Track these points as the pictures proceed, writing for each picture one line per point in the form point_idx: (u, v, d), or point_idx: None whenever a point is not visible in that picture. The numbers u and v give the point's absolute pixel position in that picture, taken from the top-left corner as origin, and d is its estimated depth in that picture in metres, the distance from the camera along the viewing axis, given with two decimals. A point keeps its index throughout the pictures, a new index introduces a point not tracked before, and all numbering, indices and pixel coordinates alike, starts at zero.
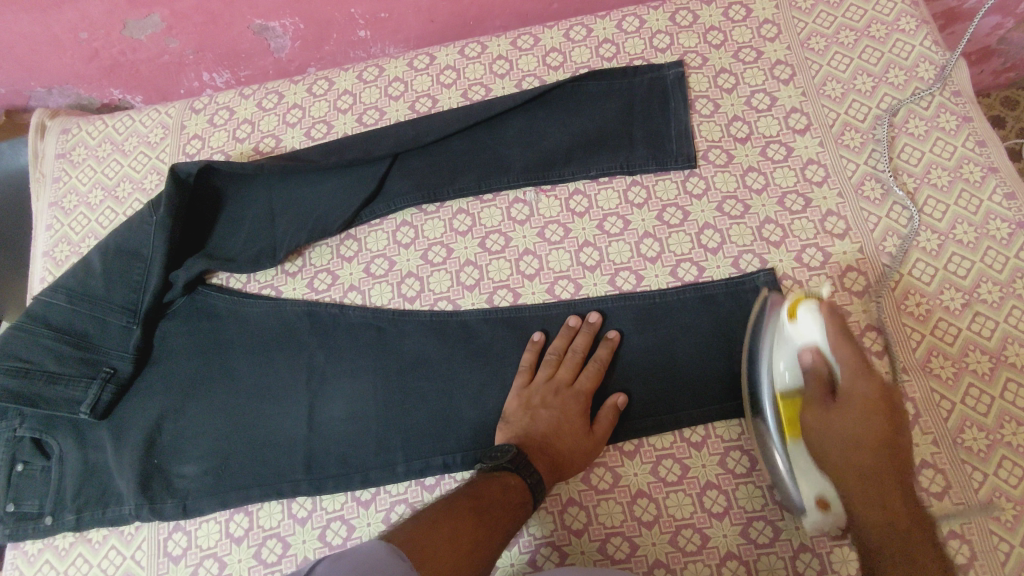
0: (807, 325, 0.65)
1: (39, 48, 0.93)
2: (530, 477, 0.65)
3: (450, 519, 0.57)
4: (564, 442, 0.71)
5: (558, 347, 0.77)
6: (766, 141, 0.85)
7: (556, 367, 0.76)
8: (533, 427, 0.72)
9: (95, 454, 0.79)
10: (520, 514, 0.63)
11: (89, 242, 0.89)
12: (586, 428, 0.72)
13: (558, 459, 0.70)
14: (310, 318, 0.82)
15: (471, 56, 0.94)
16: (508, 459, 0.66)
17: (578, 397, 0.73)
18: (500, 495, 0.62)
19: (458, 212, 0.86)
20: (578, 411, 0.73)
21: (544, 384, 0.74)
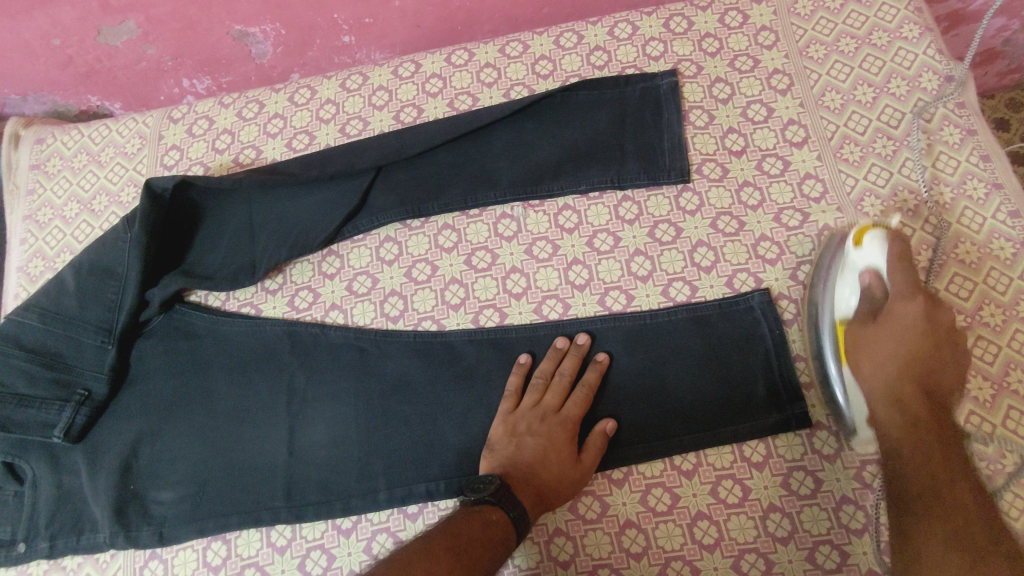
0: (871, 251, 0.69)
1: (11, 55, 0.90)
2: (513, 511, 0.63)
3: (422, 564, 0.55)
4: (551, 472, 0.69)
5: (545, 370, 0.74)
6: (762, 154, 0.82)
7: (543, 391, 0.73)
8: (518, 456, 0.69)
9: (70, 478, 0.77)
10: (502, 550, 0.61)
11: (64, 258, 0.87)
12: (574, 457, 0.70)
13: (544, 490, 0.68)
14: (290, 338, 0.80)
15: (459, 64, 0.91)
16: (491, 492, 0.64)
17: (566, 424, 0.71)
18: (480, 533, 0.60)
19: (443, 228, 0.84)
20: (566, 438, 0.70)
21: (531, 410, 0.72)
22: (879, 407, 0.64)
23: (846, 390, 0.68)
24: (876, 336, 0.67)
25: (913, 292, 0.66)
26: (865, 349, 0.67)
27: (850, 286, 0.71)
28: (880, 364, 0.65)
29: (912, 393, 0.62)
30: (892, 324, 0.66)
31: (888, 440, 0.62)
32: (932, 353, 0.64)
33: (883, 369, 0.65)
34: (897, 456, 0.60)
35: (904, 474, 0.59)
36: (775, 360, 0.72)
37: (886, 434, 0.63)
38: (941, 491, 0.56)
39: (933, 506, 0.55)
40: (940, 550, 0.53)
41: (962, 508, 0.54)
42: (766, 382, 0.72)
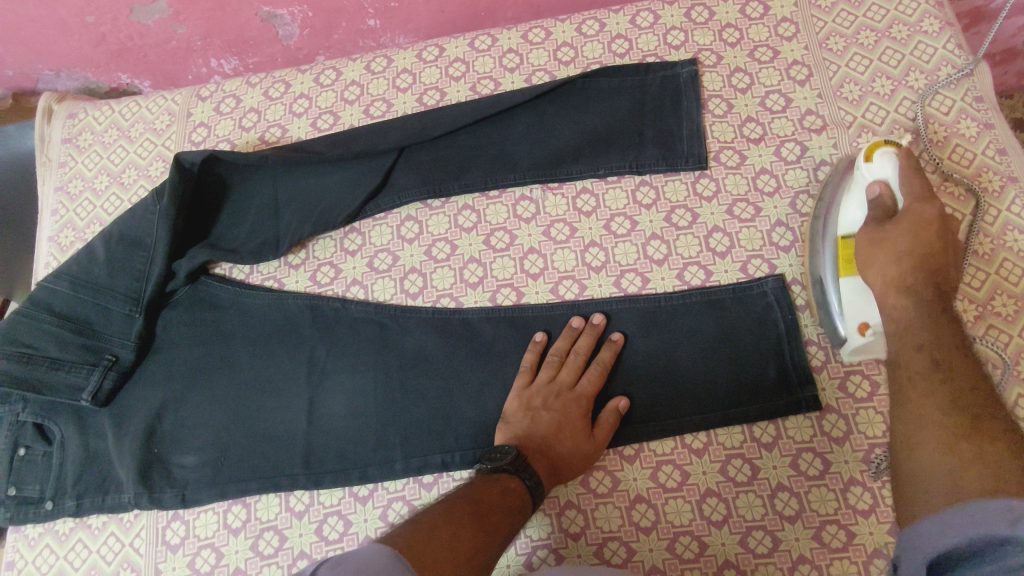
0: (881, 165, 0.68)
1: (46, 31, 0.92)
2: (529, 479, 0.65)
3: (450, 527, 0.56)
4: (564, 446, 0.70)
5: (561, 348, 0.76)
6: (780, 141, 0.84)
7: (558, 368, 0.75)
8: (533, 430, 0.71)
9: (96, 441, 0.80)
10: (519, 516, 0.63)
11: (93, 229, 0.89)
12: (587, 432, 0.71)
13: (558, 464, 0.70)
14: (311, 312, 0.82)
15: (482, 49, 0.92)
16: (508, 461, 0.66)
17: (580, 400, 0.73)
18: (501, 500, 0.62)
19: (463, 208, 0.85)
20: (580, 414, 0.72)
21: (546, 386, 0.74)
22: (890, 296, 0.63)
23: (842, 304, 0.71)
24: (889, 231, 0.65)
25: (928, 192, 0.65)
26: (880, 249, 0.65)
27: (857, 201, 0.71)
28: (893, 257, 0.64)
29: (920, 279, 0.61)
30: (906, 219, 0.64)
31: (896, 324, 0.61)
32: (943, 248, 0.63)
33: (895, 262, 0.63)
34: (904, 336, 0.59)
35: (909, 352, 0.57)
36: (787, 344, 0.74)
37: (894, 320, 0.62)
38: (945, 365, 0.53)
39: (934, 381, 0.53)
40: (938, 421, 0.50)
41: (965, 386, 0.51)
42: (778, 364, 0.73)
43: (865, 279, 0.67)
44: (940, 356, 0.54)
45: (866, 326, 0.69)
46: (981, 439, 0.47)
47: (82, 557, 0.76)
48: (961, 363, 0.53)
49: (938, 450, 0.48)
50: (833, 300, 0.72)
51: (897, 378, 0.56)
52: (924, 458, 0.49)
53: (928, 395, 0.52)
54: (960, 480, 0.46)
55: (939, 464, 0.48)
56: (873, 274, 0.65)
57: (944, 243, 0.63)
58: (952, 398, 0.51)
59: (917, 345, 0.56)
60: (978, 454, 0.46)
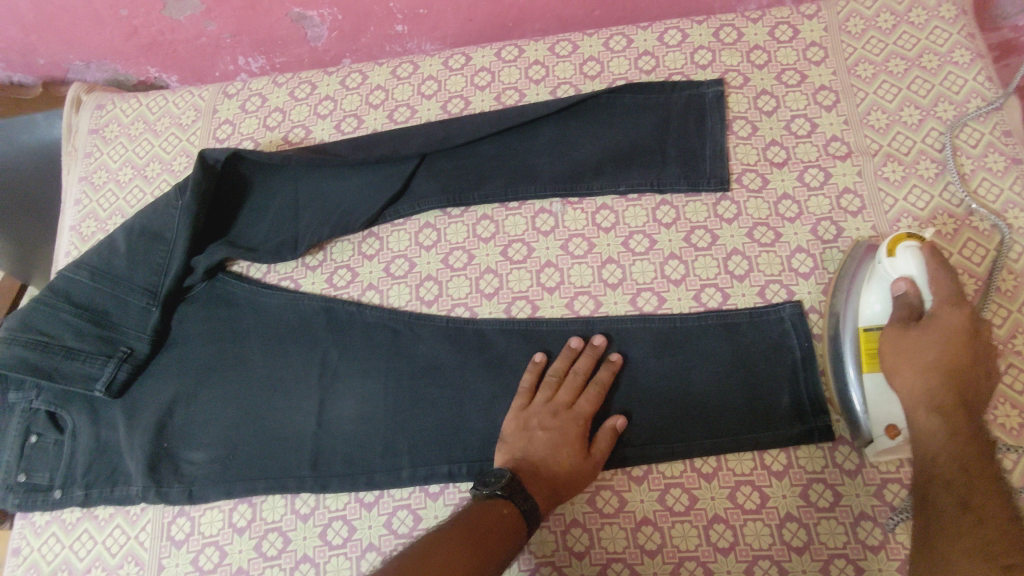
0: (906, 262, 0.67)
1: (79, 22, 0.93)
2: (524, 504, 0.65)
3: (442, 556, 0.57)
4: (562, 466, 0.70)
5: (558, 368, 0.75)
6: (804, 166, 0.83)
7: (556, 389, 0.75)
8: (529, 450, 0.71)
9: (107, 432, 0.80)
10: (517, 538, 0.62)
11: (115, 220, 0.90)
12: (584, 451, 0.71)
13: (556, 484, 0.69)
14: (326, 314, 0.82)
15: (508, 60, 0.92)
16: (501, 486, 0.65)
17: (579, 420, 0.72)
18: (495, 525, 0.62)
19: (482, 218, 0.85)
20: (578, 434, 0.71)
21: (543, 407, 0.73)
22: (917, 410, 0.62)
23: (867, 403, 0.69)
24: (916, 336, 0.63)
25: (958, 298, 0.63)
26: (907, 359, 0.63)
27: (878, 294, 0.70)
28: (920, 369, 0.62)
29: (951, 397, 0.60)
30: (934, 327, 0.62)
31: (923, 444, 0.60)
32: (972, 359, 0.61)
33: (923, 376, 0.62)
34: (932, 463, 0.58)
35: (933, 483, 0.57)
36: (803, 372, 0.73)
37: (921, 437, 0.61)
38: (972, 504, 0.53)
39: (962, 524, 0.53)
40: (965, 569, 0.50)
41: (992, 527, 0.51)
42: (792, 392, 0.73)
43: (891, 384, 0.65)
44: (969, 494, 0.54)
45: (894, 429, 0.67)
46: None
47: (88, 547, 0.76)
48: (992, 503, 0.53)
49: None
50: (858, 398, 0.70)
51: (922, 512, 0.57)
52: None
53: (953, 537, 0.53)
54: None
55: None
56: (899, 384, 0.64)
57: (974, 353, 0.62)
58: (977, 544, 0.51)
59: (944, 478, 0.56)
60: None
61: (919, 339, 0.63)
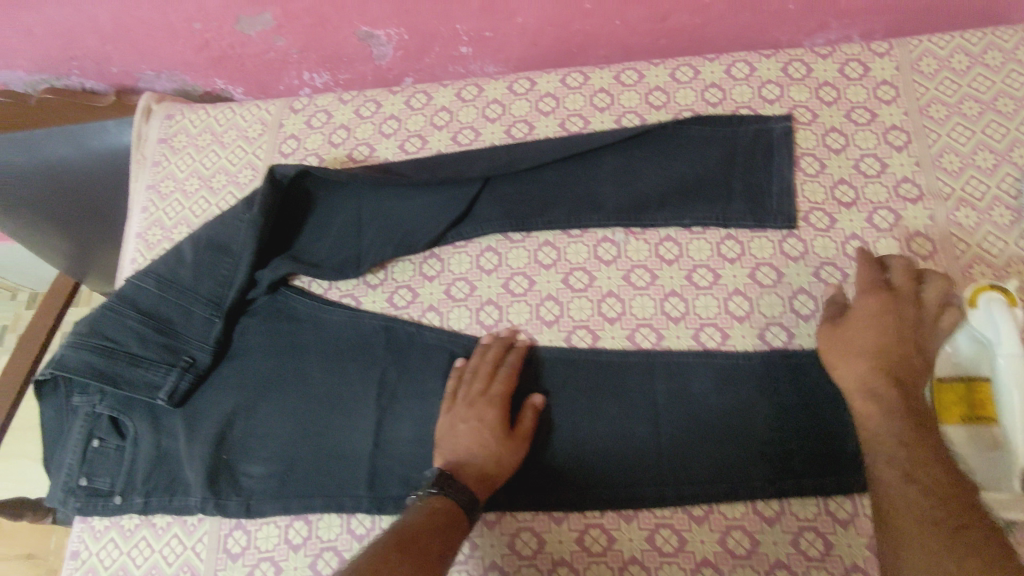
0: (988, 313, 0.68)
1: (154, 34, 0.95)
2: (456, 493, 0.69)
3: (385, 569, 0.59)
4: (489, 453, 0.73)
5: (475, 363, 0.79)
6: (873, 207, 0.82)
7: (472, 381, 0.77)
8: (454, 446, 0.74)
9: (168, 441, 0.81)
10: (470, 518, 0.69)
11: (181, 230, 0.91)
12: (506, 432, 0.74)
13: (488, 474, 0.72)
14: (386, 333, 0.83)
15: (573, 86, 0.92)
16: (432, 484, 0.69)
17: (494, 403, 0.75)
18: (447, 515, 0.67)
19: (544, 244, 0.85)
20: (497, 418, 0.74)
21: (461, 401, 0.76)
22: (855, 395, 0.67)
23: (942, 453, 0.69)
24: (848, 329, 0.70)
25: (879, 286, 0.70)
26: (842, 349, 0.69)
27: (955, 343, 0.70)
28: (854, 356, 0.68)
29: (884, 379, 0.66)
30: (862, 318, 0.69)
31: (869, 425, 0.65)
32: (904, 341, 0.67)
33: (859, 363, 0.67)
34: (874, 441, 0.64)
35: (879, 462, 0.63)
36: None
37: (861, 419, 0.66)
38: (914, 475, 0.59)
39: (909, 495, 0.59)
40: (917, 539, 0.56)
41: (940, 495, 0.57)
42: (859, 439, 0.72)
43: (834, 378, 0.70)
44: (912, 466, 0.60)
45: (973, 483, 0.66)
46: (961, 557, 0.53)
47: (145, 555, 0.77)
48: (933, 472, 0.59)
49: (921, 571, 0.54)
50: None
51: (874, 490, 0.62)
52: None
53: (903, 508, 0.58)
54: None
55: None
56: (840, 373, 0.69)
57: (906, 335, 0.67)
58: (927, 512, 0.57)
59: (888, 455, 0.62)
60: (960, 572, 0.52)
61: (849, 332, 0.69)
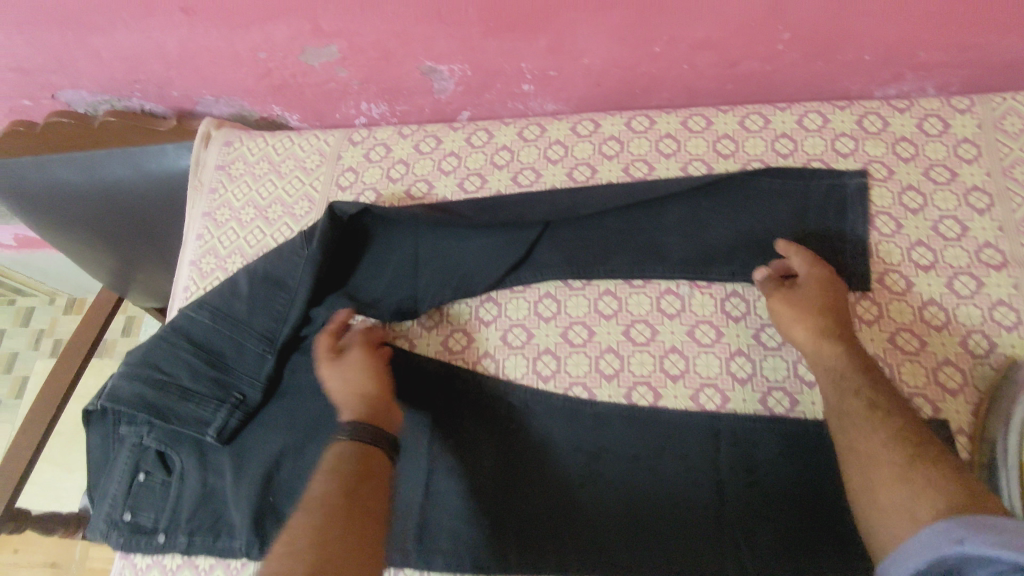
0: None
1: (218, 61, 0.94)
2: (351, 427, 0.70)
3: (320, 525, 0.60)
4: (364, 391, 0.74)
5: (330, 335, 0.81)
6: (953, 272, 0.79)
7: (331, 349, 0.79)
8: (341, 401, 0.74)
9: (214, 479, 0.80)
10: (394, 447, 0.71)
11: (235, 259, 0.91)
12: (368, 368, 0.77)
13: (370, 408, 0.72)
14: (441, 381, 0.82)
15: (639, 130, 0.90)
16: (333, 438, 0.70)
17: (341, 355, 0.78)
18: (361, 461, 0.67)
19: (605, 293, 0.83)
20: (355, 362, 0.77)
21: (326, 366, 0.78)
22: (819, 346, 0.71)
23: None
24: (804, 288, 0.75)
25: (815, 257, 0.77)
26: (800, 305, 0.73)
27: None
28: (813, 311, 0.73)
29: (840, 329, 0.71)
30: (813, 279, 0.75)
31: (832, 370, 0.69)
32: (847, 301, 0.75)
33: (819, 314, 0.72)
34: (840, 380, 0.68)
35: (843, 400, 0.67)
36: None
37: (824, 365, 0.70)
38: (877, 406, 0.65)
39: (876, 421, 0.64)
40: (887, 457, 0.61)
41: (899, 418, 0.63)
42: None
43: (790, 337, 0.74)
44: (874, 396, 0.66)
45: None
46: (928, 465, 0.58)
47: None
48: (890, 401, 0.65)
49: (897, 484, 0.58)
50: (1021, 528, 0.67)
51: (841, 425, 0.66)
52: (884, 491, 0.59)
53: (872, 434, 0.63)
54: (919, 508, 0.56)
55: (898, 494, 0.58)
56: (793, 332, 0.74)
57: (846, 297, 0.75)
58: (894, 434, 0.62)
59: (852, 390, 0.67)
60: (929, 478, 0.57)
61: (804, 291, 0.74)
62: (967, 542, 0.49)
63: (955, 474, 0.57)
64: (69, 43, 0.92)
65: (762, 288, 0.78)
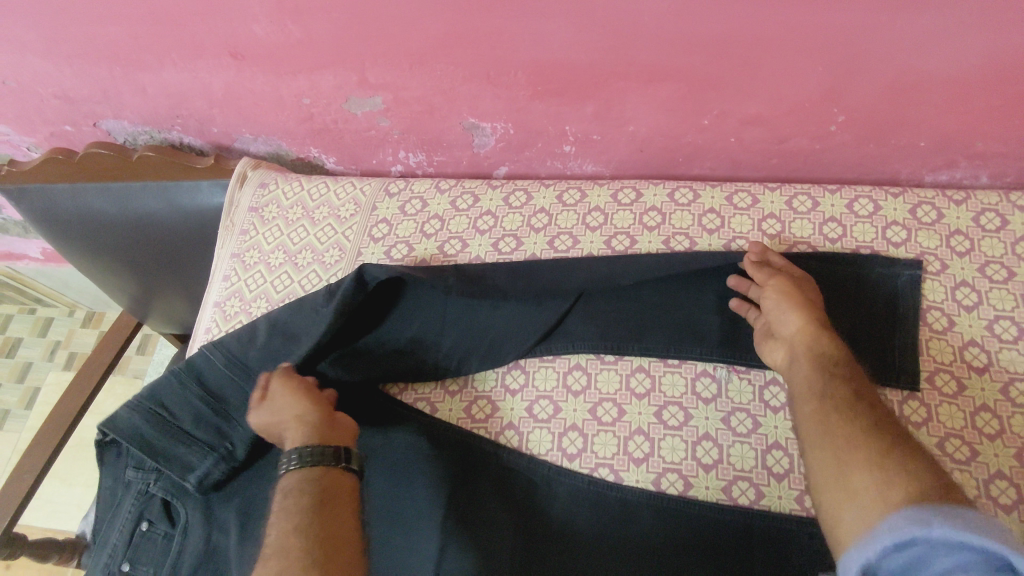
0: None
1: (262, 103, 0.94)
2: (310, 456, 0.66)
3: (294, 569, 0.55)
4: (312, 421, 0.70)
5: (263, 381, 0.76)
6: (1009, 377, 0.75)
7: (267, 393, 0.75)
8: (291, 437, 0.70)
9: (219, 535, 0.77)
10: (352, 460, 0.68)
11: (259, 304, 0.90)
12: (312, 397, 0.73)
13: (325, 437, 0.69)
14: (461, 449, 0.80)
15: (682, 202, 0.88)
16: (290, 479, 0.65)
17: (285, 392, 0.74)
18: (321, 487, 0.64)
19: (637, 370, 0.80)
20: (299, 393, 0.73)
21: (265, 410, 0.73)
22: (805, 333, 0.70)
23: None
24: (796, 281, 0.74)
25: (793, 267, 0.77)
26: (788, 294, 0.72)
27: None
28: (801, 303, 0.71)
29: (825, 324, 0.70)
30: (798, 277, 0.75)
31: (819, 357, 0.67)
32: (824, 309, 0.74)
33: (806, 306, 0.71)
34: (822, 366, 0.66)
35: (825, 387, 0.64)
36: None
37: (808, 353, 0.68)
38: (857, 397, 0.62)
39: (855, 408, 0.61)
40: (862, 445, 0.56)
41: (878, 412, 0.60)
42: None
43: (778, 321, 0.72)
44: (857, 388, 0.63)
45: None
46: (904, 454, 0.54)
47: None
48: (871, 397, 0.63)
49: (873, 470, 0.53)
50: None
51: (822, 412, 0.62)
52: (857, 475, 0.54)
53: (849, 420, 0.60)
54: (890, 490, 0.50)
55: (872, 477, 0.52)
56: (785, 319, 0.71)
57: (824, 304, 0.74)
58: (873, 425, 0.58)
59: (836, 378, 0.65)
60: (906, 465, 0.52)
61: (797, 286, 0.74)
62: (933, 524, 0.44)
63: (933, 467, 0.52)
64: (116, 77, 0.93)
65: (752, 271, 0.76)
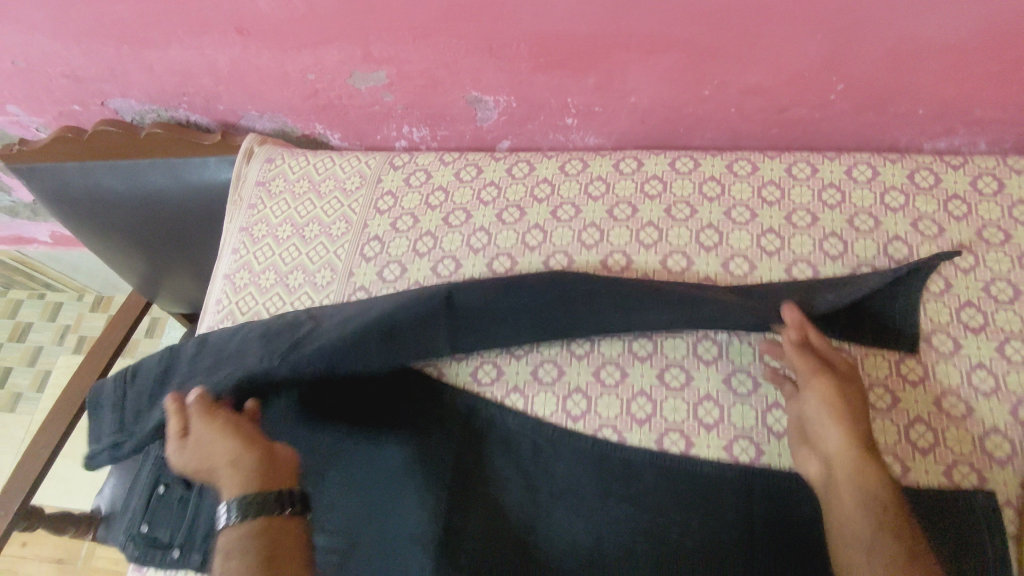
0: None
1: (268, 80, 0.96)
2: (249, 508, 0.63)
3: None
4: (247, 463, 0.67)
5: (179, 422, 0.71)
6: (1005, 336, 0.76)
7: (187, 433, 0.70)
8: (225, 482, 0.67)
9: None
10: (296, 499, 0.66)
11: (268, 276, 0.91)
12: (240, 434, 0.69)
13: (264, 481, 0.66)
14: (468, 414, 0.82)
15: (682, 171, 0.89)
16: (230, 538, 0.63)
17: (207, 433, 0.69)
18: (265, 542, 0.62)
19: (639, 334, 0.81)
20: (224, 433, 0.69)
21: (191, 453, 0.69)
22: (853, 450, 0.67)
23: None
24: (846, 387, 0.71)
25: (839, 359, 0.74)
26: (837, 406, 0.69)
27: None
28: (852, 421, 0.68)
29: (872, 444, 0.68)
30: (847, 379, 0.72)
31: (866, 481, 0.66)
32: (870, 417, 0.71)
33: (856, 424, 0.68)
34: (868, 490, 0.65)
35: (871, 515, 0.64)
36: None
37: (853, 471, 0.66)
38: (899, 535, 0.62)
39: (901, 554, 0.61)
40: None
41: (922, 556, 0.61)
42: None
43: (821, 431, 0.69)
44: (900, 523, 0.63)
45: None
46: None
47: None
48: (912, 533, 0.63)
49: None
50: None
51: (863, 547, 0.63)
52: None
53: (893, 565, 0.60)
54: None
55: None
56: (828, 433, 0.69)
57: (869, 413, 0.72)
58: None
59: (882, 506, 0.64)
60: None
61: (846, 392, 0.70)
62: None
63: None
64: (123, 56, 0.94)
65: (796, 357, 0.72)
